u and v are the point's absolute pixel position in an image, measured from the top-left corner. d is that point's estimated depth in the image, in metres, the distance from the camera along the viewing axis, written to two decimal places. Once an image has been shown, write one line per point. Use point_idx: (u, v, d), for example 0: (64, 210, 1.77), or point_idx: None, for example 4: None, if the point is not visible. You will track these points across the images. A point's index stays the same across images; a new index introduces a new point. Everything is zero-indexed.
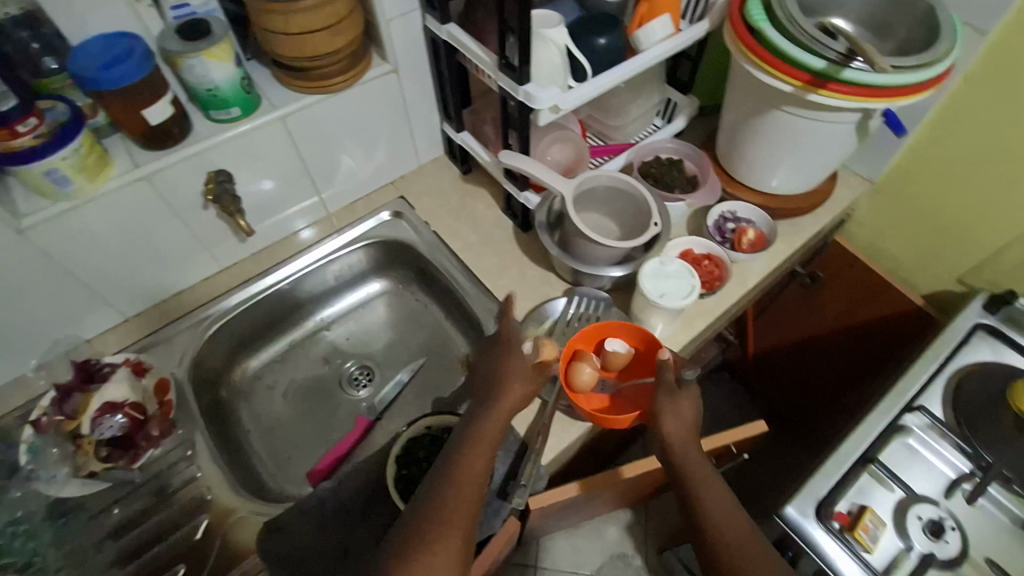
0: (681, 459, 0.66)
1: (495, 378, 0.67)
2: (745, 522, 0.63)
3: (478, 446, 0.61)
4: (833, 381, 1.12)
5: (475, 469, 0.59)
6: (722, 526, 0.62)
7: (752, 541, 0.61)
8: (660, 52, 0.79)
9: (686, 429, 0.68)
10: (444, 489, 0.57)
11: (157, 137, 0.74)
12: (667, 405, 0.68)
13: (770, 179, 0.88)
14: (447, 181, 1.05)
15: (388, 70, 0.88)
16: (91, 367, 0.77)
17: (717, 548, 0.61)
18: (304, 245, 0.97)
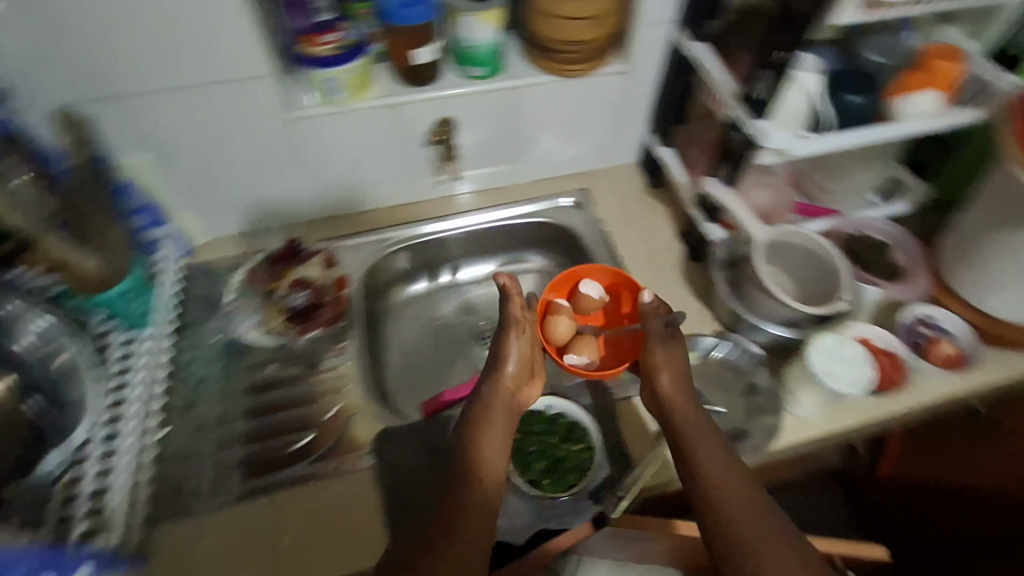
0: (670, 404, 0.69)
1: (495, 361, 0.72)
2: (734, 469, 0.63)
3: (485, 443, 0.66)
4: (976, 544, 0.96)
5: (491, 440, 0.66)
6: (708, 467, 0.63)
7: (741, 488, 0.62)
8: (919, 126, 0.73)
9: (678, 380, 0.71)
10: (474, 462, 0.64)
11: (414, 75, 0.83)
12: (661, 357, 0.72)
13: (993, 299, 0.78)
14: (633, 189, 1.06)
15: (622, 71, 0.90)
16: (297, 247, 0.90)
17: (704, 489, 0.62)
18: (459, 209, 1.02)
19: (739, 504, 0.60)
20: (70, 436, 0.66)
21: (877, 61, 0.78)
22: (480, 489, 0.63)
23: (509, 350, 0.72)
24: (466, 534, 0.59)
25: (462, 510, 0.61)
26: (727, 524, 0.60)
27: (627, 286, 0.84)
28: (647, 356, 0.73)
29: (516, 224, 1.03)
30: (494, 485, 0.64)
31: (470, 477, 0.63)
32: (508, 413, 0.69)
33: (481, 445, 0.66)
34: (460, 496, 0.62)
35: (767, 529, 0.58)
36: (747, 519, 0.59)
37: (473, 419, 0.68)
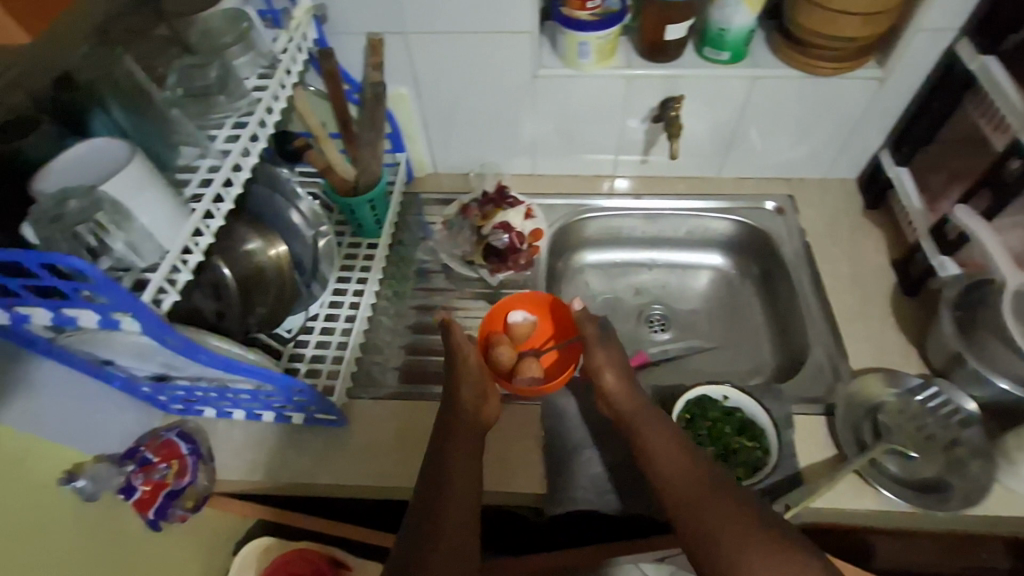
0: (615, 398, 0.74)
1: (458, 375, 0.74)
2: (678, 447, 0.66)
3: (459, 440, 0.69)
4: None
5: (462, 400, 0.72)
6: (652, 440, 0.68)
7: (684, 462, 0.65)
8: None
9: (621, 373, 0.76)
10: (455, 414, 0.71)
11: (658, 50, 0.86)
12: (602, 354, 0.77)
13: None
14: (846, 206, 0.99)
15: (877, 77, 0.84)
16: (506, 193, 0.98)
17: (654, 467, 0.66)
18: (614, 191, 1.04)
19: (681, 475, 0.64)
20: (308, 305, 0.80)
21: None
22: (463, 426, 0.70)
23: (461, 369, 0.75)
24: (458, 466, 0.66)
25: (447, 444, 0.68)
26: (676, 493, 0.62)
27: (552, 308, 0.88)
28: (590, 358, 0.78)
29: (711, 216, 1.01)
30: (473, 427, 0.71)
31: (446, 422, 0.71)
32: (476, 398, 0.73)
33: (461, 444, 0.69)
34: (440, 439, 0.69)
35: (711, 493, 0.60)
36: (690, 482, 0.63)
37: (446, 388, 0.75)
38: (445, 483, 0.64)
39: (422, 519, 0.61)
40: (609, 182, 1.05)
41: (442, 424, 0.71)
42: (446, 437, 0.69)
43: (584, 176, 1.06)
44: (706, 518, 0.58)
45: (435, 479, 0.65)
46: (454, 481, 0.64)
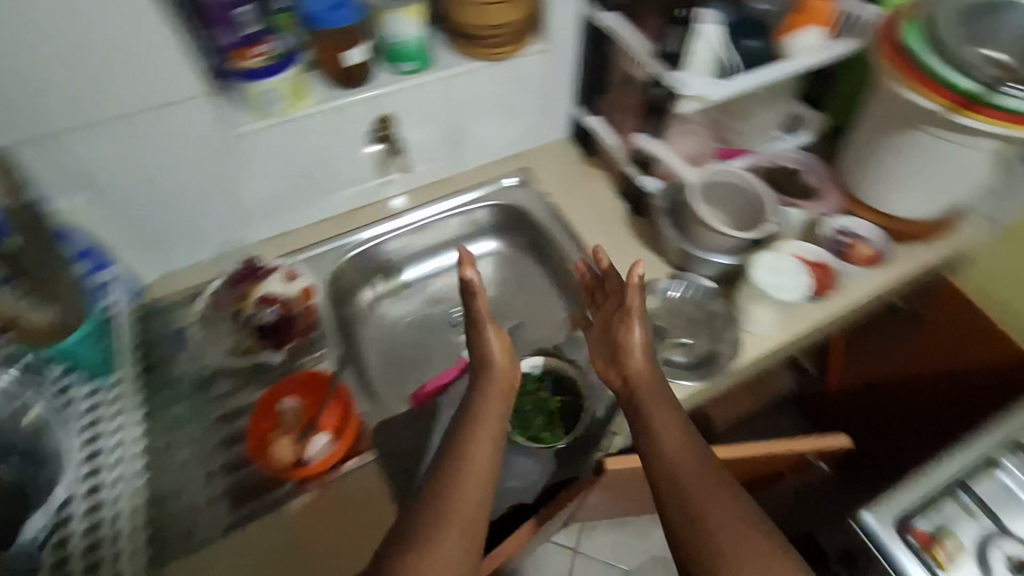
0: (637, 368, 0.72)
1: (483, 353, 0.73)
2: (688, 438, 0.66)
3: (481, 439, 0.65)
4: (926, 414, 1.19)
5: (496, 366, 0.72)
6: (655, 418, 0.68)
7: (692, 449, 0.65)
8: (808, 62, 0.84)
9: (646, 345, 0.74)
10: (484, 376, 0.72)
11: (347, 78, 0.85)
12: (636, 332, 0.74)
13: (889, 202, 0.91)
14: (569, 161, 1.12)
15: (542, 50, 0.96)
16: (255, 265, 0.89)
17: (662, 450, 0.65)
18: (394, 211, 1.04)
19: (688, 464, 0.63)
20: (50, 494, 0.60)
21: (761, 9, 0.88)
22: (486, 420, 0.67)
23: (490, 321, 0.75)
24: (478, 445, 0.65)
25: (481, 412, 0.68)
26: (681, 479, 0.62)
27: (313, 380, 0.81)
28: (624, 332, 0.75)
29: (461, 212, 1.06)
30: (501, 395, 0.71)
31: (484, 387, 0.71)
32: (507, 368, 0.73)
33: (483, 439, 0.66)
34: (472, 418, 0.68)
35: (714, 487, 0.61)
36: (691, 468, 0.63)
37: (475, 352, 0.75)
38: (460, 492, 0.60)
39: (441, 502, 0.59)
40: (383, 203, 1.05)
41: (478, 391, 0.71)
42: (463, 442, 0.65)
43: (335, 216, 1.02)
44: (710, 512, 0.59)
45: (466, 455, 0.64)
46: (473, 482, 0.61)
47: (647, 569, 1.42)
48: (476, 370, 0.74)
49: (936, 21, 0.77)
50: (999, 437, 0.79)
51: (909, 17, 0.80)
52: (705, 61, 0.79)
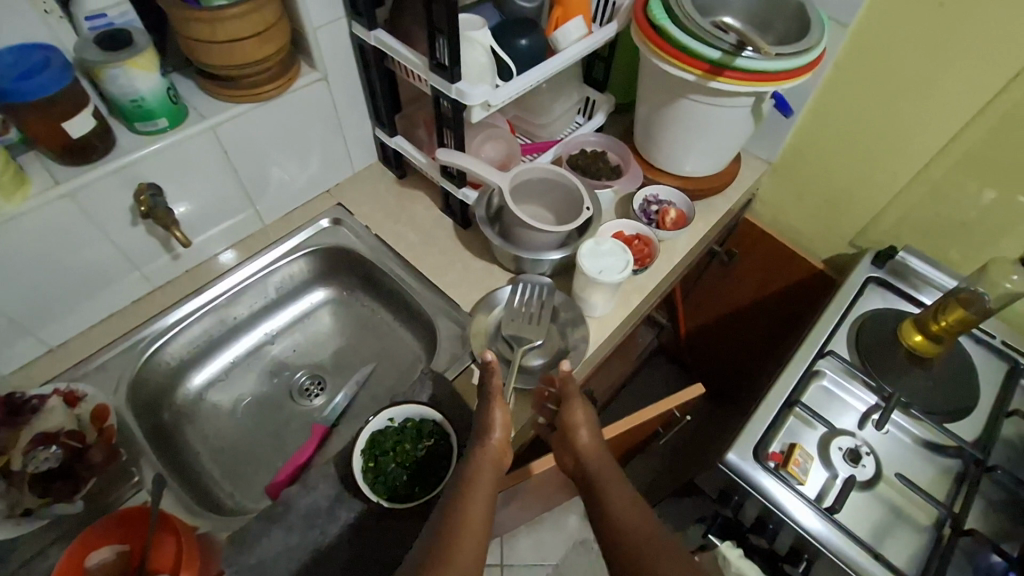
0: (586, 450, 0.69)
1: (481, 428, 0.67)
2: (644, 510, 0.59)
3: (469, 514, 0.55)
4: (765, 335, 1.36)
5: (493, 439, 0.66)
6: (610, 493, 0.62)
7: (639, 515, 0.58)
8: (579, 50, 0.85)
9: (595, 434, 0.71)
10: (477, 449, 0.65)
11: (80, 151, 0.71)
12: (579, 411, 0.72)
13: (683, 165, 0.99)
14: (383, 187, 1.05)
15: (317, 78, 0.89)
16: (16, 399, 0.72)
17: (607, 509, 0.60)
18: (227, 266, 0.93)
19: (635, 522, 0.57)
20: None
21: (525, 7, 0.89)
22: (476, 495, 0.58)
23: (501, 399, 0.70)
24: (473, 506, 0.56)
25: (471, 480, 0.60)
26: (637, 540, 0.55)
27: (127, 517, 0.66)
28: (568, 414, 0.72)
29: (299, 254, 0.97)
30: (492, 468, 0.62)
31: (476, 456, 0.64)
32: (501, 445, 0.66)
33: (468, 518, 0.55)
34: (461, 487, 0.59)
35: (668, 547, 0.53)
36: (642, 530, 0.56)
37: (475, 427, 0.69)
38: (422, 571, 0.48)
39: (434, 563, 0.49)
40: (213, 261, 0.94)
41: (466, 463, 0.63)
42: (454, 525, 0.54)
43: (120, 310, 0.86)
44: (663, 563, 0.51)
45: (453, 522, 0.54)
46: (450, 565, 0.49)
47: (572, 557, 1.43)
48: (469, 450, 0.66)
49: None
50: (815, 348, 0.90)
51: None
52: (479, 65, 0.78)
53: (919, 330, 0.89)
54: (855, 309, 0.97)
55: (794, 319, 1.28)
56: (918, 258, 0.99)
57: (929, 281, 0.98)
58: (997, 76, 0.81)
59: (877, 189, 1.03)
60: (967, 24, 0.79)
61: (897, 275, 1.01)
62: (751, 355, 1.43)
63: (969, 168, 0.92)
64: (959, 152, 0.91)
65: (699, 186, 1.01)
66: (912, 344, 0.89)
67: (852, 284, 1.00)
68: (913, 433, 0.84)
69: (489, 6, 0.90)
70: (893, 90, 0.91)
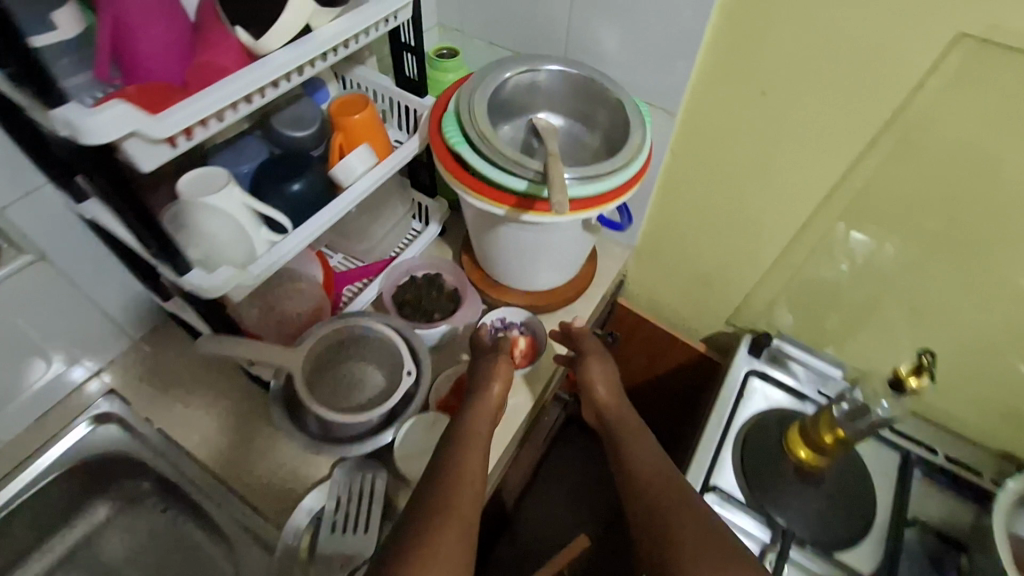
0: (607, 400, 0.73)
1: (480, 381, 0.71)
2: (662, 462, 0.63)
3: (472, 451, 0.61)
4: (667, 417, 1.23)
5: (491, 391, 0.69)
6: (631, 442, 0.67)
7: (662, 473, 0.62)
8: (365, 187, 0.71)
9: (614, 389, 0.74)
10: (479, 398, 0.69)
11: None
12: (597, 368, 0.75)
13: (529, 281, 0.86)
14: (174, 354, 0.85)
15: (31, 260, 0.68)
16: None
17: (632, 464, 0.64)
18: None
19: (658, 475, 0.61)
20: None
21: (299, 136, 0.72)
22: (475, 442, 0.63)
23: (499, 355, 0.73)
24: (472, 448, 0.62)
25: (472, 427, 0.64)
26: (657, 491, 0.59)
27: None
28: (590, 365, 0.75)
29: (41, 489, 0.76)
30: (489, 418, 0.67)
31: (473, 409, 0.67)
32: (501, 397, 0.70)
33: (469, 465, 0.59)
34: (465, 433, 0.63)
35: (686, 505, 0.57)
36: (661, 484, 0.60)
37: (470, 384, 0.73)
38: (445, 504, 0.54)
39: (437, 497, 0.55)
40: (12, 444, 0.77)
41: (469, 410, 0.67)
42: (453, 460, 0.60)
43: None
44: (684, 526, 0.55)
45: (455, 465, 0.59)
46: (459, 490, 0.56)
47: None
48: (468, 397, 0.70)
49: (470, 110, 0.70)
50: (700, 484, 0.81)
51: (449, 109, 0.72)
52: (208, 241, 0.62)
53: (805, 443, 0.79)
54: (738, 417, 0.88)
55: (689, 400, 1.15)
56: (792, 345, 0.95)
57: (807, 364, 0.93)
58: (839, 162, 0.73)
59: (744, 272, 0.94)
60: (796, 109, 0.71)
61: (777, 363, 0.93)
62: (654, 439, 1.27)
63: (828, 246, 0.85)
64: (816, 233, 0.84)
65: (551, 300, 0.88)
66: (794, 452, 0.80)
67: (731, 385, 0.90)
68: (810, 570, 0.74)
69: (252, 140, 0.72)
70: (737, 176, 0.82)
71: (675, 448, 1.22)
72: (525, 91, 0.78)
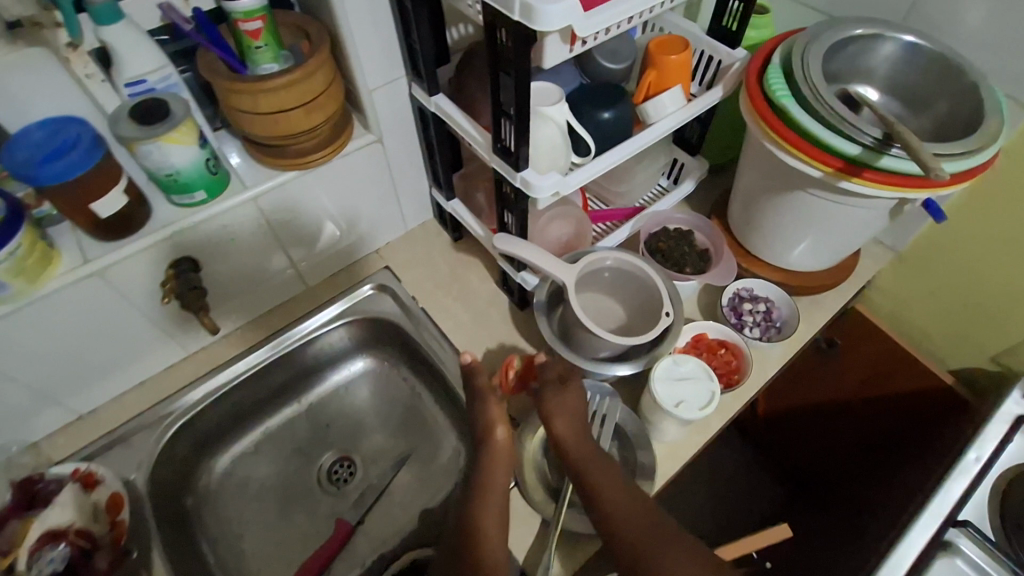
0: (563, 434, 0.69)
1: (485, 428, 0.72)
2: (632, 498, 0.64)
3: (487, 516, 0.63)
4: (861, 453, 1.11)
5: (497, 440, 0.71)
6: (596, 478, 0.66)
7: (629, 511, 0.62)
8: (671, 125, 0.72)
9: (575, 423, 0.70)
10: (488, 447, 0.70)
11: (115, 227, 0.66)
12: (551, 407, 0.71)
13: (789, 258, 0.83)
14: (436, 249, 0.95)
15: (372, 140, 0.79)
16: (33, 485, 0.68)
17: (599, 505, 0.63)
18: (275, 326, 0.88)
19: (628, 512, 0.62)
20: None
21: (612, 69, 0.76)
22: (490, 510, 0.64)
23: (487, 400, 0.74)
24: (490, 511, 0.64)
25: (487, 485, 0.67)
26: (627, 536, 0.60)
27: None
28: (552, 405, 0.71)
29: (328, 331, 0.89)
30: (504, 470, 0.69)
31: (487, 457, 0.70)
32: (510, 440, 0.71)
33: (486, 532, 0.62)
34: (478, 496, 0.65)
35: (658, 541, 0.59)
36: (631, 526, 0.61)
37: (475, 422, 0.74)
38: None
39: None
40: (308, 291, 0.92)
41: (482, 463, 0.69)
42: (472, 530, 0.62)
43: (151, 377, 0.83)
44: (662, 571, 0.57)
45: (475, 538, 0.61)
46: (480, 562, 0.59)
47: None
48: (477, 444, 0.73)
49: (803, 65, 0.67)
50: (944, 515, 0.74)
51: (773, 61, 0.70)
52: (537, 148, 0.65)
53: None
54: (998, 460, 0.78)
55: (903, 438, 1.03)
56: None
57: None
58: None
59: None
60: None
61: None
62: (839, 467, 1.16)
63: None
64: None
65: (805, 284, 0.85)
66: None
67: (997, 426, 0.79)
68: None
69: (568, 67, 0.77)
70: None
71: (866, 486, 1.10)
72: (853, 57, 0.73)
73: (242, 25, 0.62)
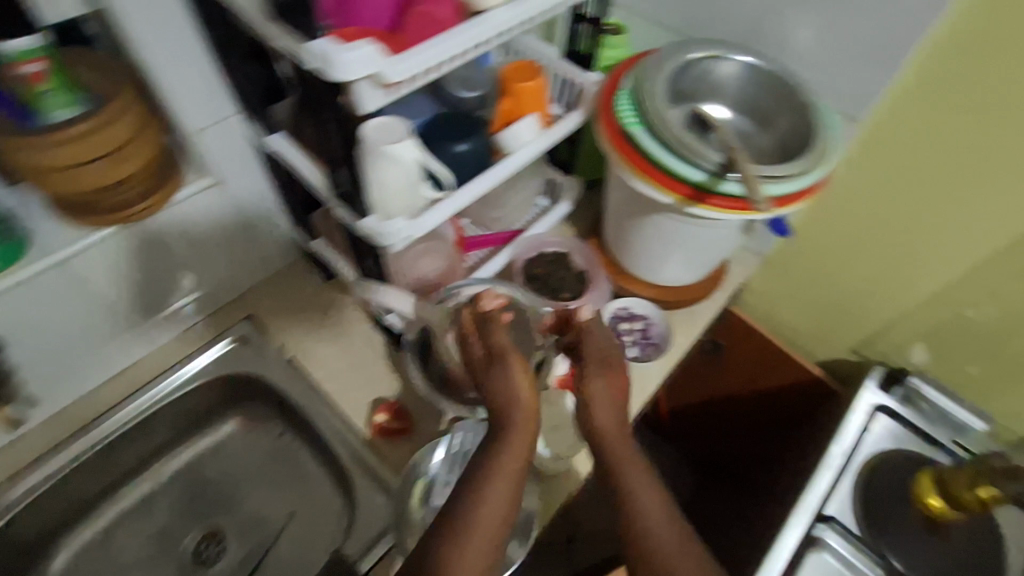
0: (602, 419, 0.62)
1: (504, 390, 0.59)
2: (664, 503, 0.57)
3: (496, 494, 0.53)
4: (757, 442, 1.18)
5: (521, 404, 0.58)
6: (623, 474, 0.58)
7: (663, 519, 0.56)
8: (527, 155, 0.71)
9: (621, 411, 0.63)
10: (505, 416, 0.58)
11: None
12: (599, 386, 0.63)
13: (660, 275, 0.84)
14: (304, 290, 0.88)
15: (207, 184, 0.71)
16: None
17: (631, 502, 0.57)
18: (115, 398, 0.78)
19: (660, 516, 0.56)
20: None
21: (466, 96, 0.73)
22: (501, 486, 0.54)
23: (512, 356, 0.61)
24: (499, 486, 0.54)
25: (501, 460, 0.55)
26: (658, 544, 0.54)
27: None
28: (591, 386, 0.63)
29: (180, 398, 0.80)
30: (526, 441, 0.57)
31: (508, 422, 0.58)
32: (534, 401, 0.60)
33: (489, 516, 0.52)
34: (489, 469, 0.54)
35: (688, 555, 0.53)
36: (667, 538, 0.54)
37: (486, 384, 0.61)
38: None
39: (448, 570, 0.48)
40: (157, 353, 0.82)
41: (494, 428, 0.58)
42: (478, 513, 0.52)
43: None
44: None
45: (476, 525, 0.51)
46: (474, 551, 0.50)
47: None
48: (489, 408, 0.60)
49: (649, 90, 0.67)
50: (813, 511, 0.78)
51: (622, 86, 0.70)
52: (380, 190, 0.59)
53: (940, 493, 0.75)
54: (859, 451, 0.83)
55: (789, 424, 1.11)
56: (932, 386, 0.86)
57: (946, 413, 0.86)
58: None
59: (887, 302, 0.89)
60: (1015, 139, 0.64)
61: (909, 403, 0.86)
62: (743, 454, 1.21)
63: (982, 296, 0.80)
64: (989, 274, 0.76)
65: (678, 297, 0.86)
66: (925, 502, 0.76)
67: (857, 416, 0.84)
68: None
69: (419, 95, 0.73)
70: (912, 198, 0.76)
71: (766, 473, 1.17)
72: (698, 77, 0.74)
73: (20, 68, 0.52)
